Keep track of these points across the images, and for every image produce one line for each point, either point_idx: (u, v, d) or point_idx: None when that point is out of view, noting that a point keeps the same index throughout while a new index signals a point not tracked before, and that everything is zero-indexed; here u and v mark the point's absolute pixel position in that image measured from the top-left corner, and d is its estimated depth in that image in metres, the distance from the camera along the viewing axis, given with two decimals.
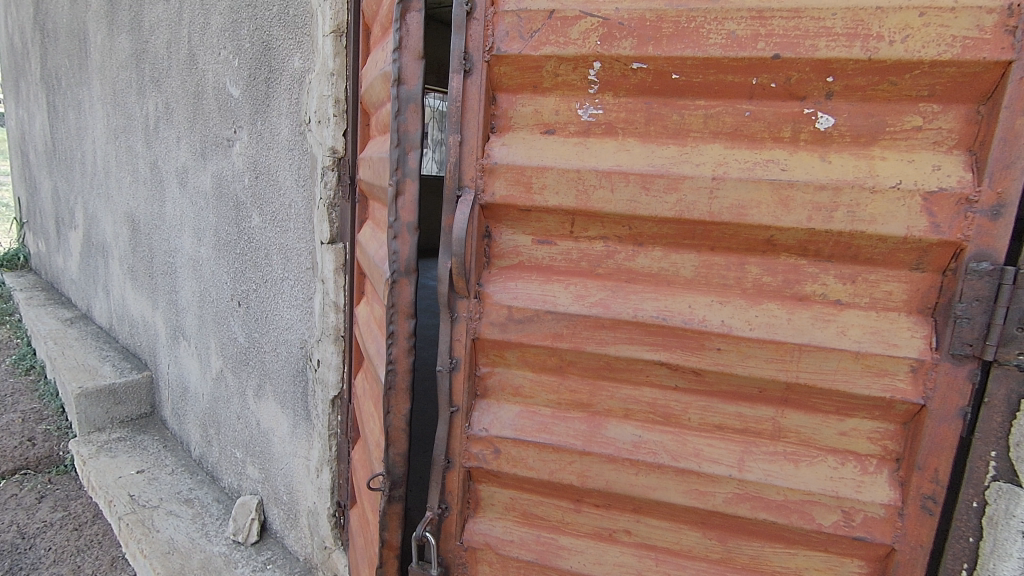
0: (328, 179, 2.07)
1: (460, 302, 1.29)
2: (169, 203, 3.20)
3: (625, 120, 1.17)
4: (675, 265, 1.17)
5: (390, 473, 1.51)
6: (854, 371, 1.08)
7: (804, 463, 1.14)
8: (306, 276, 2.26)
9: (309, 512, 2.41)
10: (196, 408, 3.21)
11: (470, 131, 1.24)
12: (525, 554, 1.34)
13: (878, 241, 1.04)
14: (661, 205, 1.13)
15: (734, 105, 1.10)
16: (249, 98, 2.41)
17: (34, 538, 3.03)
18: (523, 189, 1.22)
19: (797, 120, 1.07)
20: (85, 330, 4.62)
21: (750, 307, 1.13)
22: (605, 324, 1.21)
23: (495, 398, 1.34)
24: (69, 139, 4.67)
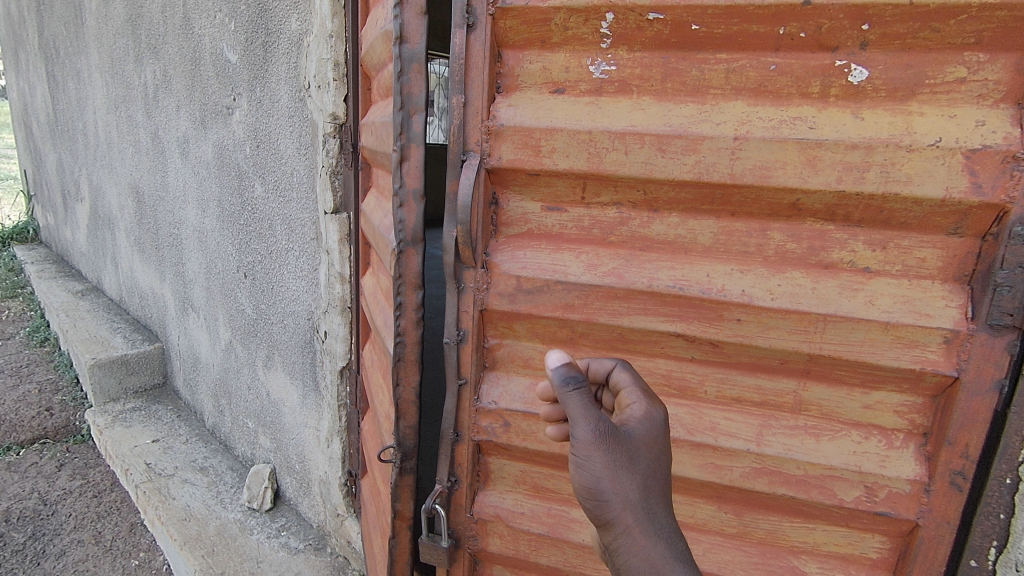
0: (330, 146, 2.00)
1: (467, 273, 1.24)
2: (172, 174, 3.14)
3: (640, 76, 1.09)
4: (693, 232, 1.11)
5: (401, 445, 1.50)
6: (882, 343, 1.03)
7: (825, 438, 1.11)
8: (311, 247, 2.21)
9: (321, 481, 2.43)
10: (207, 379, 3.23)
11: (475, 90, 1.16)
12: (536, 527, 1.33)
13: (913, 205, 0.97)
14: (678, 168, 1.06)
15: (759, 58, 1.02)
16: (247, 63, 2.32)
17: (55, 505, 3.10)
18: (531, 152, 1.15)
19: (827, 73, 0.99)
20: (96, 302, 4.63)
21: (772, 276, 1.07)
22: (618, 294, 1.16)
23: (504, 371, 1.30)
24: (70, 109, 4.59)
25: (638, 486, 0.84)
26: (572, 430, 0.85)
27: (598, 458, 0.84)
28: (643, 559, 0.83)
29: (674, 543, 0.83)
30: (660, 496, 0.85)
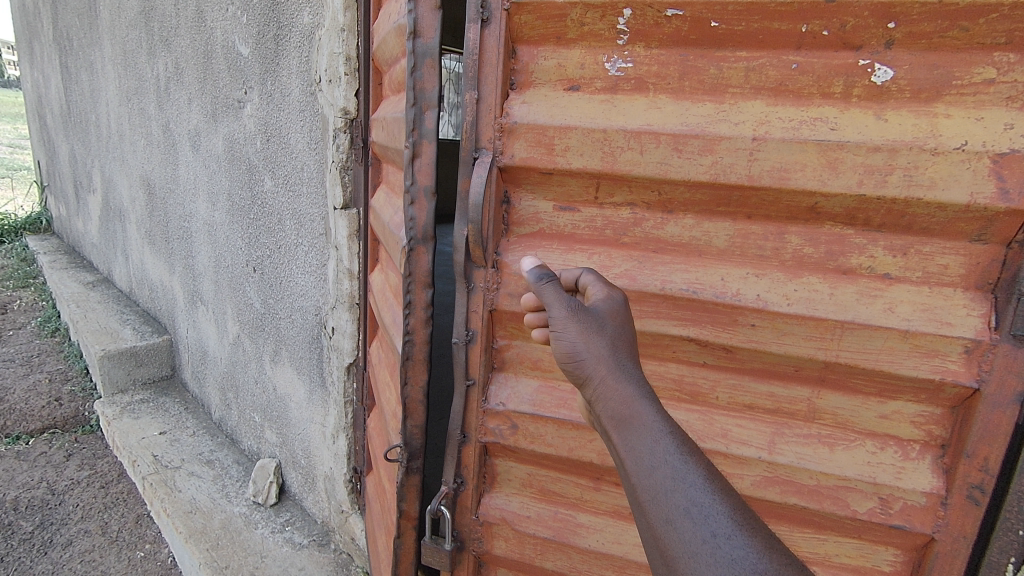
0: (340, 141, 1.98)
1: (477, 272, 1.22)
2: (182, 167, 3.15)
3: (657, 74, 1.06)
4: (708, 234, 1.09)
5: (407, 445, 1.48)
6: (901, 351, 1.00)
7: (840, 447, 1.08)
8: (319, 242, 2.20)
9: (326, 477, 2.43)
10: (214, 372, 3.23)
11: (489, 87, 1.14)
12: (541, 531, 1.31)
13: (936, 210, 0.94)
14: (694, 168, 1.04)
15: (780, 57, 0.99)
16: (259, 57, 2.32)
17: (63, 494, 3.12)
18: (544, 151, 1.13)
19: (850, 73, 0.96)
20: (106, 294, 4.66)
21: (788, 281, 1.04)
22: (630, 297, 1.14)
23: (512, 372, 1.28)
24: (84, 101, 4.61)
25: (609, 344, 0.89)
26: (549, 313, 0.92)
27: (571, 324, 0.90)
28: (619, 405, 0.86)
29: (646, 389, 0.86)
30: (631, 354, 0.89)
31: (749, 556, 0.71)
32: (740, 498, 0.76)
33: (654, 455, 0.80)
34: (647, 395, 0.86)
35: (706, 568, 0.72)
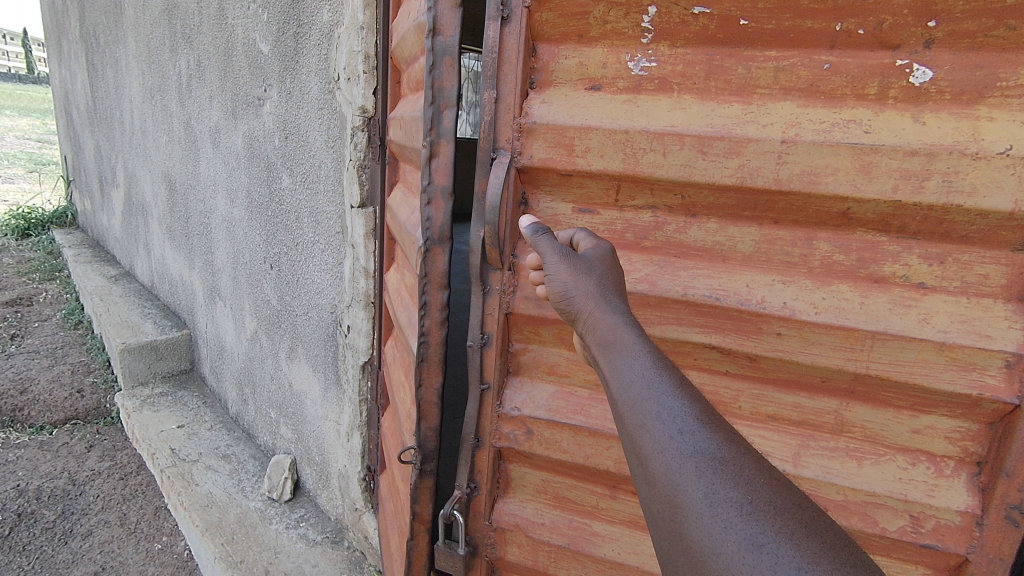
0: (358, 140, 1.98)
1: (493, 275, 1.20)
2: (203, 164, 3.18)
3: (682, 74, 1.03)
4: (733, 239, 1.05)
5: (421, 447, 1.47)
6: (935, 364, 0.96)
7: (868, 462, 1.04)
8: (336, 240, 2.20)
9: (340, 474, 2.43)
10: (232, 367, 3.26)
11: (508, 86, 1.12)
12: (556, 538, 1.29)
13: (976, 218, 0.90)
14: (720, 171, 1.01)
15: (812, 56, 0.95)
16: (278, 55, 2.32)
17: (83, 485, 3.17)
18: (564, 152, 1.11)
19: (886, 73, 0.92)
20: (128, 288, 4.73)
21: (817, 288, 1.01)
22: (650, 302, 1.11)
23: (528, 377, 1.26)
24: (109, 98, 4.68)
25: (592, 276, 0.88)
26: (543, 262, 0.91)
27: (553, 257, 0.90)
28: (598, 329, 0.84)
29: (627, 313, 0.84)
30: (615, 286, 0.88)
31: (712, 449, 0.67)
32: (706, 402, 0.73)
33: (627, 365, 0.77)
34: (626, 318, 0.84)
35: (673, 465, 0.67)
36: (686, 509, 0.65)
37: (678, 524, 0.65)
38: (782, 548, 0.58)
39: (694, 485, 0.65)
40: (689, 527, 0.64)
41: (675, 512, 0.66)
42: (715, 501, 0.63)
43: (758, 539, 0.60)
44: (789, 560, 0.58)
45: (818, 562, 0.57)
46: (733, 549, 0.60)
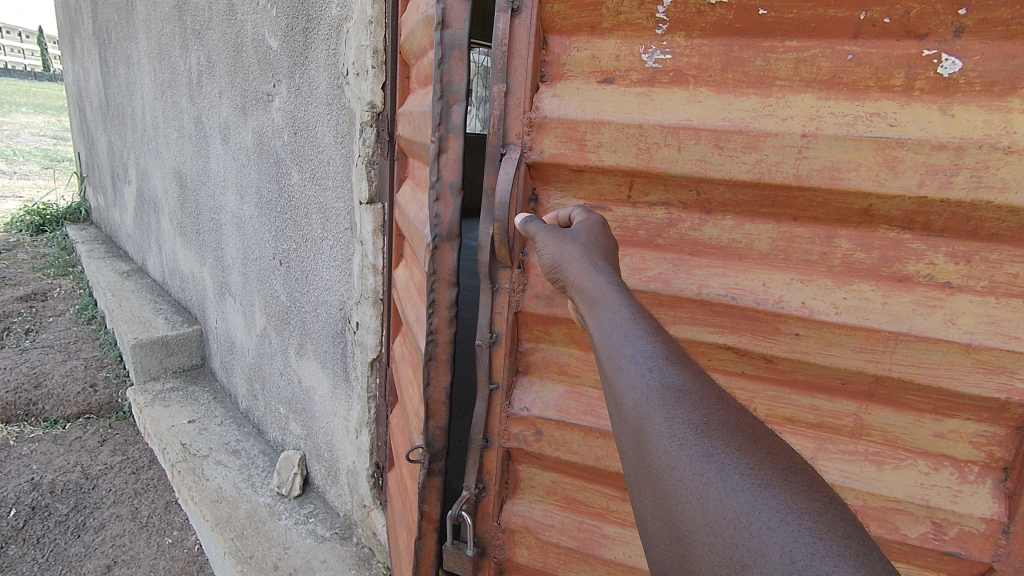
0: (366, 136, 1.96)
1: (502, 272, 1.18)
2: (213, 160, 3.18)
3: (698, 66, 0.99)
4: (749, 237, 1.02)
5: (429, 446, 1.45)
6: (961, 367, 0.93)
7: (889, 467, 1.01)
8: (345, 237, 2.18)
9: (349, 471, 2.42)
10: (242, 363, 3.27)
11: (518, 79, 1.09)
12: (566, 540, 1.27)
13: (1007, 214, 0.86)
14: (737, 166, 0.98)
15: (834, 47, 0.92)
16: (287, 50, 2.30)
17: (96, 478, 3.19)
18: (576, 147, 1.08)
19: (913, 63, 0.88)
20: (140, 283, 4.76)
21: (837, 288, 0.97)
22: (664, 301, 1.09)
23: (538, 376, 1.24)
24: (121, 94, 4.70)
25: (576, 242, 0.92)
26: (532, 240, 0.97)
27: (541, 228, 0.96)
28: (581, 285, 0.86)
29: (611, 270, 0.86)
30: (599, 249, 0.91)
31: (678, 383, 0.70)
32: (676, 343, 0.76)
33: (603, 313, 0.80)
34: (607, 271, 0.86)
35: (641, 399, 0.70)
36: (650, 436, 0.68)
37: (641, 446, 0.68)
38: (730, 460, 0.62)
39: (656, 410, 0.69)
40: (651, 448, 0.67)
41: (640, 435, 0.69)
42: (677, 428, 0.66)
43: (709, 451, 0.63)
44: (735, 469, 0.61)
45: (762, 470, 0.61)
46: (687, 462, 0.64)
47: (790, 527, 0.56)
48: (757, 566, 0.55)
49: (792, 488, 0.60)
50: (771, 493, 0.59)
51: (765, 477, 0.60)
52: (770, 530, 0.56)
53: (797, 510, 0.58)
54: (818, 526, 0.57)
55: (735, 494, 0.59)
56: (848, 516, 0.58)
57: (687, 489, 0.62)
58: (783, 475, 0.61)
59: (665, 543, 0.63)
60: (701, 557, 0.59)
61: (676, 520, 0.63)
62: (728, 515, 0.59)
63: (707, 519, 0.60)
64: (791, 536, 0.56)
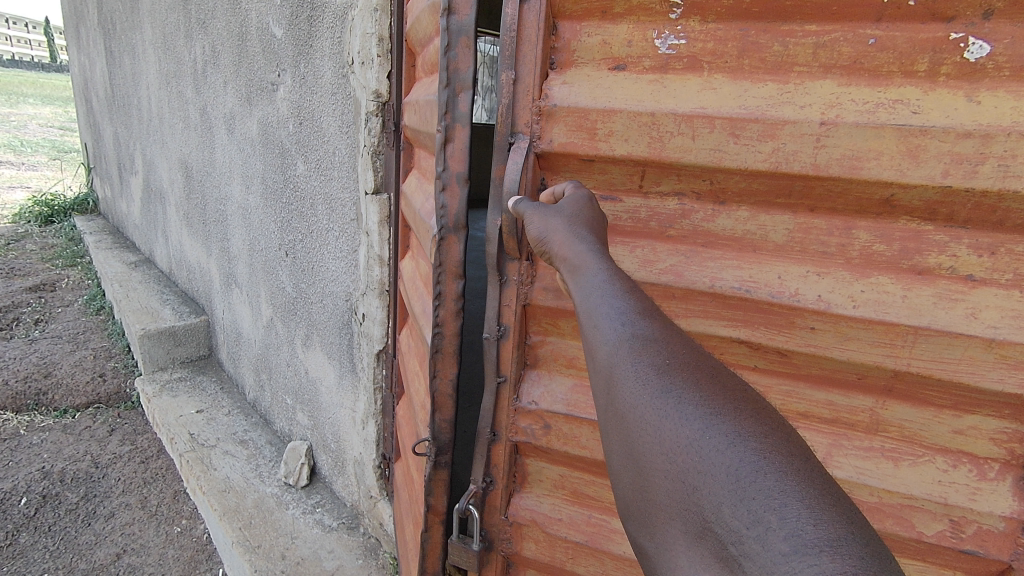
0: (372, 125, 1.93)
1: (510, 264, 1.16)
2: (218, 150, 3.16)
3: (713, 51, 0.96)
4: (765, 228, 0.99)
5: (436, 439, 1.44)
6: (982, 362, 0.90)
7: (905, 463, 0.99)
8: (351, 228, 2.17)
9: (356, 461, 2.42)
10: (248, 354, 3.27)
11: (526, 67, 1.06)
12: (574, 535, 1.26)
13: None
14: (752, 155, 0.95)
15: (856, 31, 0.88)
16: (292, 38, 2.27)
17: (105, 468, 3.21)
18: (586, 136, 1.05)
19: (937, 48, 0.85)
20: (147, 274, 4.77)
21: (855, 281, 0.95)
22: (676, 294, 1.06)
23: (546, 370, 1.22)
24: (126, 85, 4.69)
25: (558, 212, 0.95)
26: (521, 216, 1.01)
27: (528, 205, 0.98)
28: (561, 251, 0.89)
29: (590, 234, 0.89)
30: (580, 216, 0.93)
31: (645, 331, 0.72)
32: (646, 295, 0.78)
33: (580, 275, 0.83)
34: (586, 235, 0.89)
35: (611, 350, 0.73)
36: (618, 382, 0.71)
37: (610, 391, 0.71)
38: (687, 394, 0.65)
39: (622, 356, 0.71)
40: (618, 391, 0.70)
41: (609, 383, 0.72)
42: (641, 371, 0.69)
43: (668, 389, 0.66)
44: (691, 401, 0.64)
45: (715, 400, 0.63)
46: (648, 399, 0.67)
47: (737, 448, 0.58)
48: (707, 488, 0.58)
49: (742, 414, 0.62)
50: (722, 420, 0.61)
51: (718, 406, 0.63)
52: (719, 452, 0.59)
53: (745, 433, 0.60)
54: (765, 446, 0.58)
55: (688, 423, 0.62)
56: (796, 437, 0.60)
57: (647, 424, 0.65)
58: (735, 404, 0.63)
59: (630, 477, 0.67)
60: (661, 486, 0.63)
61: (639, 455, 0.66)
62: (683, 444, 0.62)
63: (663, 449, 0.63)
64: (738, 456, 0.58)
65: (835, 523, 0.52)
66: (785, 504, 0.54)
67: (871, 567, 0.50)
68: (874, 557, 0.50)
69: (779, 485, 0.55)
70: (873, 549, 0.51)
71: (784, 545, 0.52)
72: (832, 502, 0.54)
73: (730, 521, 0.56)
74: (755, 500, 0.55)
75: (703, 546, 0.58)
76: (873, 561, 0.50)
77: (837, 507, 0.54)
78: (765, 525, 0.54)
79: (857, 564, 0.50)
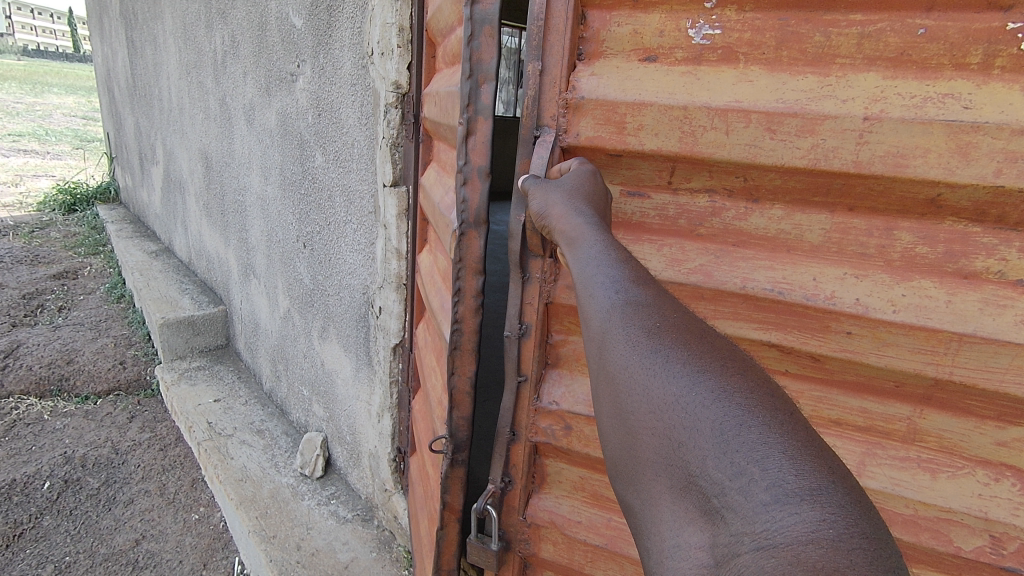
0: (391, 117, 1.91)
1: (533, 261, 1.13)
2: (237, 141, 3.16)
3: (749, 42, 0.92)
4: (800, 227, 0.95)
5: (453, 436, 1.42)
6: None
7: (944, 475, 0.95)
8: (368, 220, 2.15)
9: (371, 454, 2.42)
10: (266, 344, 3.28)
11: (554, 57, 1.02)
12: (593, 538, 1.23)
13: None
14: (790, 152, 0.91)
15: (903, 21, 0.84)
16: (312, 28, 2.26)
17: (125, 454, 3.26)
18: (614, 129, 1.02)
19: (992, 39, 0.80)
20: (167, 263, 4.82)
21: (895, 284, 0.90)
22: (705, 295, 1.03)
23: (568, 369, 1.19)
24: (147, 75, 4.72)
25: (561, 189, 0.96)
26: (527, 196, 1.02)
27: (535, 181, 1.01)
28: (561, 227, 0.90)
29: (590, 211, 0.90)
30: (582, 193, 0.94)
31: (638, 297, 0.73)
32: (642, 265, 0.79)
33: (578, 248, 0.84)
34: (584, 209, 0.90)
35: (604, 315, 0.74)
36: (610, 346, 0.72)
37: (601, 355, 0.73)
38: (675, 353, 0.66)
39: (614, 321, 0.72)
40: (609, 355, 0.71)
41: (601, 348, 0.73)
42: (633, 335, 0.69)
43: (658, 349, 0.67)
44: (679, 361, 0.65)
45: (703, 358, 0.64)
46: (637, 360, 0.67)
47: (722, 403, 0.59)
48: (692, 442, 0.59)
49: (729, 370, 0.62)
50: (708, 376, 0.62)
51: (705, 364, 0.63)
52: (704, 407, 0.60)
53: (730, 388, 0.60)
54: (749, 401, 0.59)
55: (675, 381, 0.63)
56: (781, 394, 0.61)
57: (636, 384, 0.66)
58: (722, 362, 0.64)
59: (618, 437, 0.68)
60: (647, 443, 0.64)
61: (627, 414, 0.67)
62: (670, 402, 0.63)
63: (650, 407, 0.64)
64: (723, 411, 0.59)
65: (815, 473, 0.53)
66: (767, 455, 0.55)
67: (850, 514, 0.51)
68: (854, 505, 0.52)
69: (762, 437, 0.56)
70: (855, 499, 0.52)
71: (766, 495, 0.53)
72: (813, 452, 0.55)
73: (713, 473, 0.57)
74: (738, 452, 0.56)
75: (687, 499, 0.59)
76: (851, 509, 0.51)
77: (818, 457, 0.54)
78: (748, 476, 0.54)
79: (837, 512, 0.51)
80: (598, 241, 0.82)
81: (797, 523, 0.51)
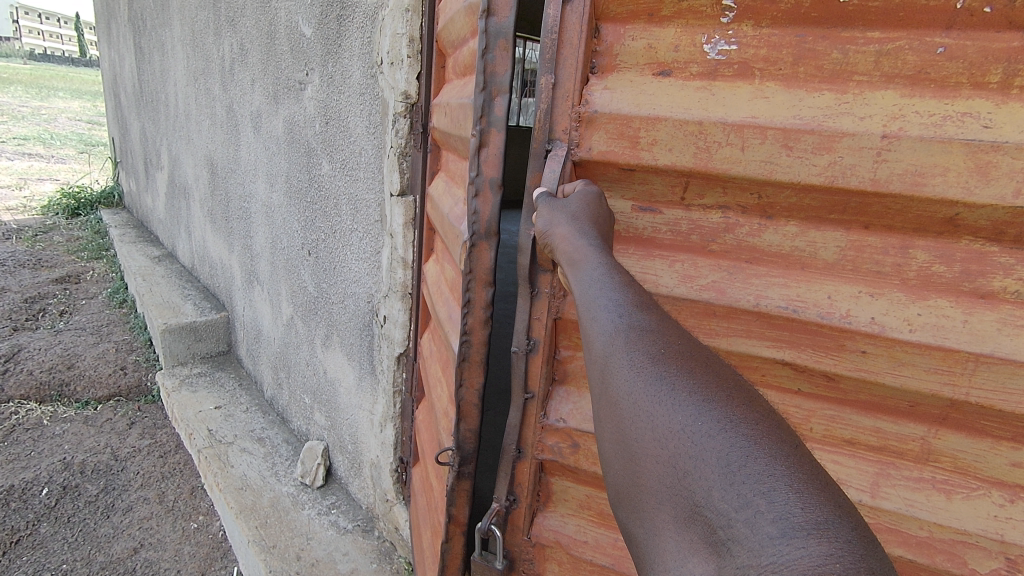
0: (399, 126, 1.91)
1: (543, 276, 1.12)
2: (244, 148, 3.17)
3: (766, 58, 0.92)
4: (815, 244, 0.95)
5: (459, 449, 1.40)
6: None
7: (958, 497, 0.94)
8: (375, 229, 2.15)
9: (372, 464, 2.40)
10: (268, 351, 3.27)
11: (567, 70, 1.02)
12: (600, 557, 1.22)
13: None
14: (806, 169, 0.91)
15: (923, 39, 0.84)
16: (321, 37, 2.27)
17: (125, 460, 3.24)
18: (627, 144, 1.01)
19: (1013, 58, 0.80)
20: (170, 268, 4.82)
21: (911, 303, 0.90)
22: (717, 312, 1.02)
23: (576, 386, 1.18)
24: (155, 80, 4.74)
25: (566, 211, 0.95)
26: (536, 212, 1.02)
27: (541, 197, 1.02)
28: (565, 248, 0.90)
29: (594, 233, 0.89)
30: (587, 215, 0.94)
31: (643, 323, 0.72)
32: (645, 289, 0.78)
33: (581, 270, 0.84)
34: (588, 230, 0.90)
35: (608, 341, 0.73)
36: (613, 372, 0.70)
37: (604, 380, 0.71)
38: (680, 381, 0.65)
39: (618, 347, 0.71)
40: (612, 380, 0.70)
41: (604, 372, 0.72)
42: (638, 362, 0.68)
43: (663, 375, 0.66)
44: (684, 389, 0.64)
45: (708, 387, 0.63)
46: (642, 387, 0.66)
47: (728, 434, 0.58)
48: (697, 472, 0.58)
49: (734, 401, 0.62)
50: (714, 406, 0.61)
51: (711, 394, 0.62)
52: (710, 437, 0.59)
53: (736, 419, 0.60)
54: (754, 433, 0.58)
55: (680, 410, 0.62)
56: (786, 425, 0.60)
57: (640, 411, 0.65)
58: (727, 391, 0.63)
59: (621, 464, 0.67)
60: (651, 471, 0.63)
61: (630, 441, 0.66)
62: (675, 430, 0.62)
63: (655, 435, 0.63)
64: (729, 441, 0.58)
65: (822, 506, 0.52)
66: (773, 487, 0.53)
67: (856, 550, 0.50)
68: (859, 541, 0.51)
69: (768, 468, 0.55)
70: (860, 534, 0.51)
71: (772, 528, 0.52)
72: (820, 486, 0.54)
73: (719, 504, 0.55)
74: (744, 483, 0.55)
75: (692, 530, 0.57)
76: (858, 544, 0.50)
77: (824, 491, 0.53)
78: (754, 508, 0.53)
79: (844, 547, 0.50)
80: (600, 264, 0.82)
81: (804, 557, 0.49)
